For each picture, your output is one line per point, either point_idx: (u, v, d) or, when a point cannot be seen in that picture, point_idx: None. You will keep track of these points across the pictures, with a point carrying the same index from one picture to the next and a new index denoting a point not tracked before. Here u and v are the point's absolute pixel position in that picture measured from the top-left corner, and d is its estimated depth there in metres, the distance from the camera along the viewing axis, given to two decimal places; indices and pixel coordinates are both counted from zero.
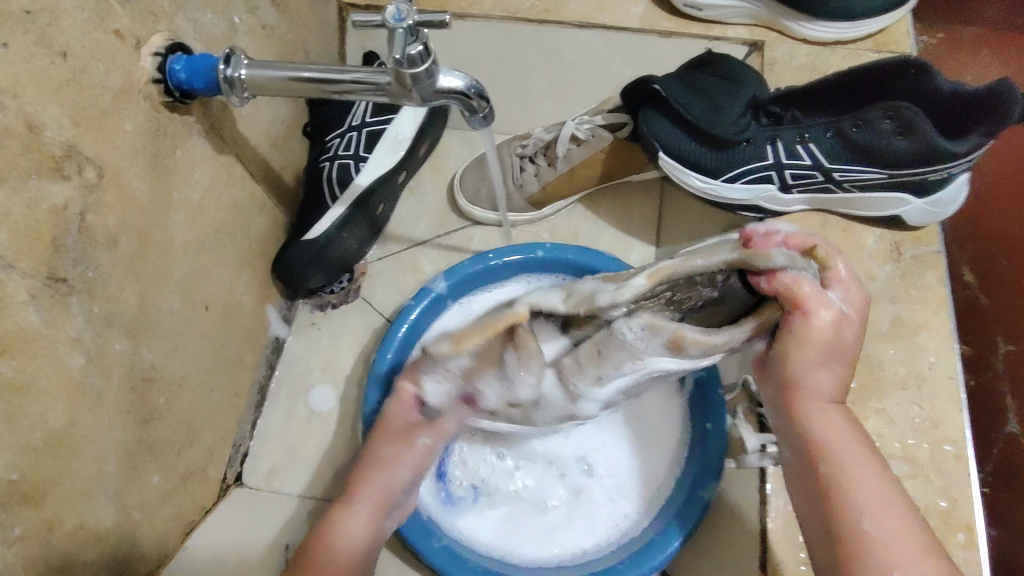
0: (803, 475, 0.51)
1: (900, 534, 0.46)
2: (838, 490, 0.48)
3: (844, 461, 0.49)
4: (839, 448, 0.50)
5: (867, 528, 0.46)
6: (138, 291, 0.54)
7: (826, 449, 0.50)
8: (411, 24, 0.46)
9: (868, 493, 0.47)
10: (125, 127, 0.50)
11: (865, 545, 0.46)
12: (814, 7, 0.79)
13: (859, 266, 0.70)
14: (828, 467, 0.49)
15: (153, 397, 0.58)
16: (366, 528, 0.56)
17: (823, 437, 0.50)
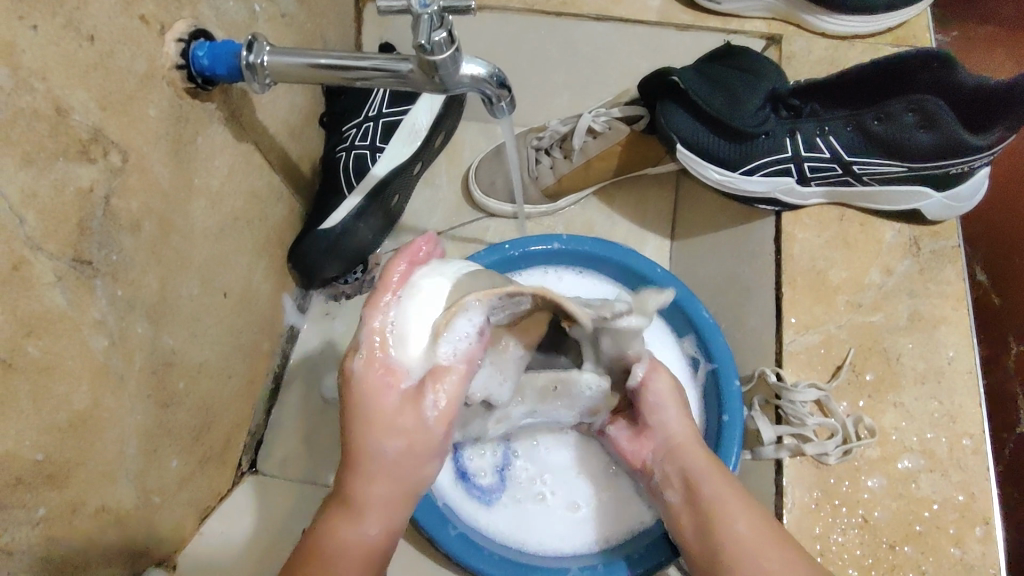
0: (691, 507, 0.57)
1: (763, 545, 0.51)
2: (715, 509, 0.55)
3: (716, 488, 0.56)
4: (714, 479, 0.57)
5: (740, 532, 0.52)
6: (158, 276, 0.55)
7: (699, 482, 0.58)
8: (436, 10, 0.46)
9: (739, 511, 0.53)
10: (149, 112, 0.51)
11: (744, 546, 0.51)
12: (835, 2, 0.78)
13: (877, 260, 0.70)
14: (702, 497, 0.56)
15: (172, 382, 0.59)
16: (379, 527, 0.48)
17: (689, 469, 0.59)
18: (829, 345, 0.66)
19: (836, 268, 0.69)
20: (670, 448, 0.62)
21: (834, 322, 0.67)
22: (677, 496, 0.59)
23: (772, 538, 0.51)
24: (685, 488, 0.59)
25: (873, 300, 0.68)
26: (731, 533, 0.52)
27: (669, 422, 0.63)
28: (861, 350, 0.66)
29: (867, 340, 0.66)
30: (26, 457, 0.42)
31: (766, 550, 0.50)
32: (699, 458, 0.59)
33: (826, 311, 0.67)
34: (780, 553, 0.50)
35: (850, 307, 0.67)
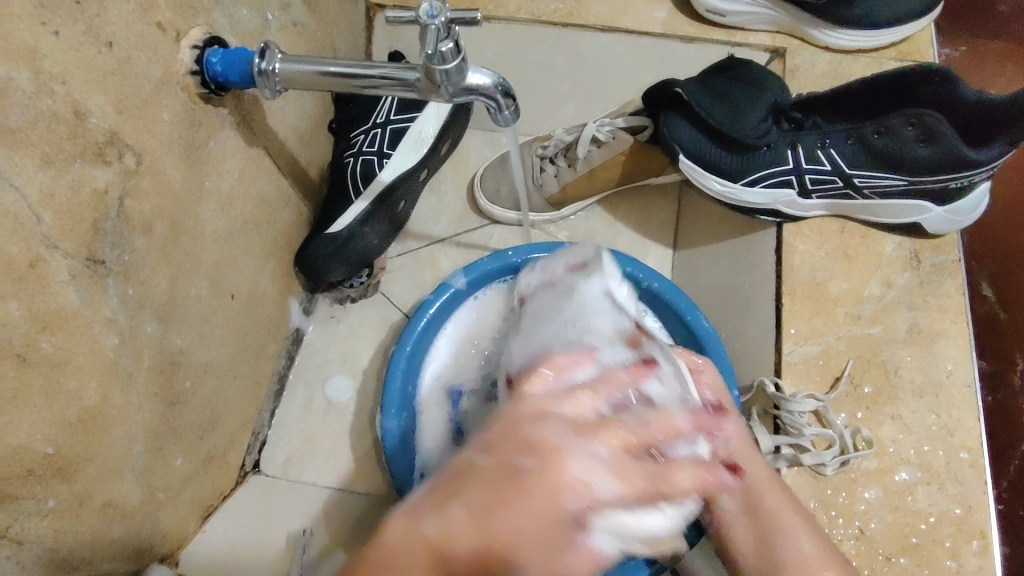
0: (751, 515, 0.58)
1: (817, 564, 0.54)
2: (775, 521, 0.57)
3: (779, 504, 0.57)
4: (772, 493, 0.58)
5: (803, 548, 0.55)
6: (169, 277, 0.56)
7: (763, 494, 0.58)
8: (444, 21, 0.47)
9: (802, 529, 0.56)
10: (162, 117, 0.52)
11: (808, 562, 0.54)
12: (838, 16, 0.79)
13: (876, 273, 0.70)
14: (762, 507, 0.57)
15: (179, 380, 0.60)
16: (467, 541, 0.37)
17: (754, 479, 0.58)
18: (828, 356, 0.66)
19: (836, 281, 0.70)
20: (733, 455, 0.58)
21: (834, 334, 0.67)
22: (734, 505, 0.59)
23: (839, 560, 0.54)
24: (744, 497, 0.58)
25: (872, 312, 0.68)
26: (793, 550, 0.55)
27: (730, 428, 0.59)
28: (860, 363, 0.66)
29: (865, 353, 0.66)
30: (36, 449, 0.43)
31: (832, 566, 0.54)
32: (761, 470, 0.59)
33: (826, 323, 0.68)
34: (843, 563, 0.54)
35: (850, 319, 0.68)
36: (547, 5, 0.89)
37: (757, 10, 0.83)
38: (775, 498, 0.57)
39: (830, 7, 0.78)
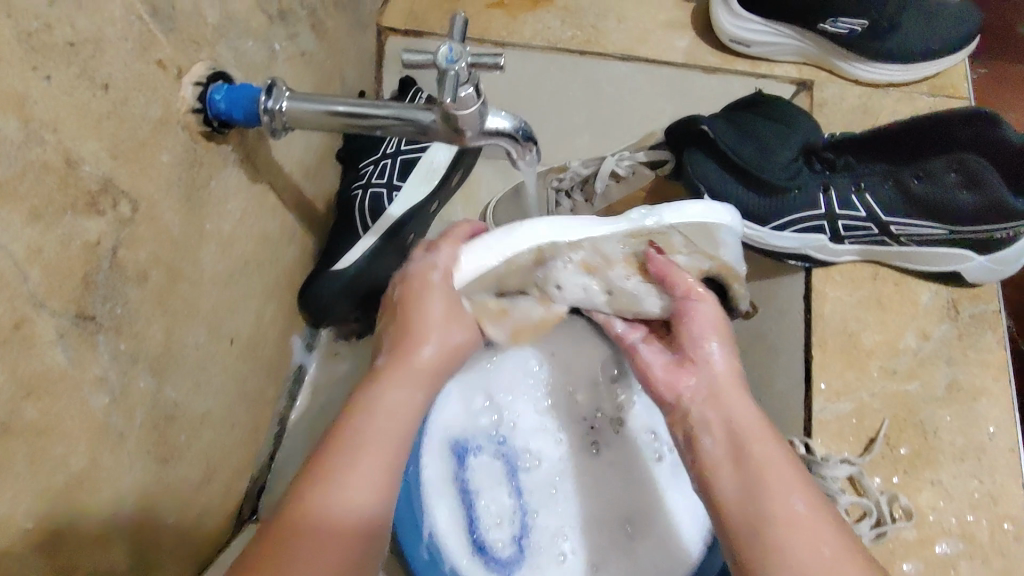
0: (743, 471, 0.45)
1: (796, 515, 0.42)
2: (764, 480, 0.44)
3: (768, 456, 0.46)
4: (763, 444, 0.47)
5: (797, 508, 0.43)
6: (164, 326, 0.53)
7: (756, 444, 0.47)
8: (464, 66, 0.43)
9: (793, 487, 0.44)
10: (161, 159, 0.49)
11: (790, 526, 0.42)
12: (870, 48, 0.76)
13: (912, 324, 0.66)
14: (750, 457, 0.46)
15: (173, 433, 0.56)
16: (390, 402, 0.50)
17: (742, 421, 0.48)
18: (862, 414, 0.63)
19: (869, 331, 0.66)
20: (713, 390, 0.51)
21: (867, 390, 0.64)
22: (718, 448, 0.48)
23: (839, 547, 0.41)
24: (730, 438, 0.48)
25: (908, 366, 0.64)
26: (775, 508, 0.43)
27: (716, 359, 0.53)
28: (896, 422, 0.62)
29: (901, 411, 0.63)
30: (17, 527, 0.40)
31: (822, 540, 0.41)
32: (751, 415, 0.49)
33: (858, 377, 0.64)
34: (833, 544, 0.42)
35: (884, 374, 0.64)
36: (564, 31, 0.87)
37: (784, 41, 0.79)
38: (772, 447, 0.46)
39: (861, 40, 0.75)
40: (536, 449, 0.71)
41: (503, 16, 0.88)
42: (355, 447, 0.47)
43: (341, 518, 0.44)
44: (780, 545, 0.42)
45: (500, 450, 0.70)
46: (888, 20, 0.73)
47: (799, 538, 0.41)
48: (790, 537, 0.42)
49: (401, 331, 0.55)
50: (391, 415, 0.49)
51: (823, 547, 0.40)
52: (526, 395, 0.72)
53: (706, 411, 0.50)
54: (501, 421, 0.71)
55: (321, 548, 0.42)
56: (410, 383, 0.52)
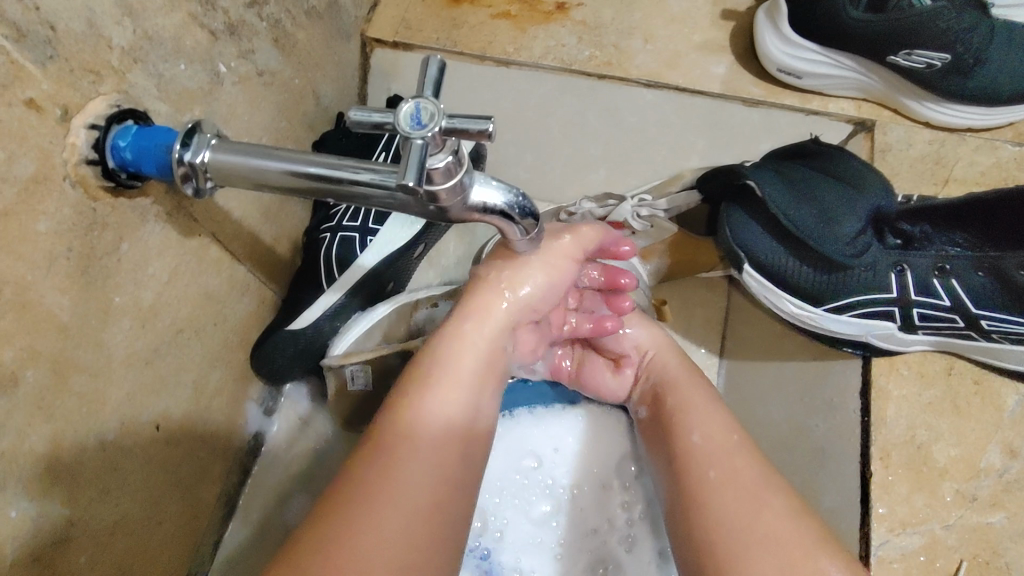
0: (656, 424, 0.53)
1: (694, 440, 0.48)
2: (676, 419, 0.50)
3: (682, 394, 0.52)
4: (685, 387, 0.52)
5: (693, 441, 0.47)
6: (50, 435, 0.41)
7: (675, 389, 0.53)
8: (436, 132, 0.31)
9: (699, 420, 0.49)
10: (38, 228, 0.37)
11: (693, 457, 0.47)
12: (948, 87, 0.64)
13: (995, 436, 0.54)
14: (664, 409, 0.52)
15: (69, 559, 0.44)
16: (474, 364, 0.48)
17: (665, 380, 0.54)
18: (932, 552, 0.50)
19: (943, 444, 0.53)
20: (643, 366, 0.57)
21: (940, 520, 0.51)
22: (648, 412, 0.55)
23: (757, 471, 0.44)
24: (654, 399, 0.55)
25: (991, 493, 0.52)
26: (691, 437, 0.48)
27: (639, 340, 0.58)
28: (975, 565, 0.50)
29: (982, 551, 0.50)
30: None
31: (716, 461, 0.45)
32: (674, 367, 0.55)
33: (928, 504, 0.52)
34: (729, 464, 0.45)
35: (959, 500, 0.52)
36: (580, 51, 0.74)
37: (842, 73, 0.67)
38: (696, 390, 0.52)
39: (940, 77, 0.63)
40: (528, 568, 0.59)
41: (510, 29, 0.75)
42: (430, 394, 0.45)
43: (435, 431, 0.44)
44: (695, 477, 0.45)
45: (482, 568, 0.59)
46: (974, 53, 0.61)
47: (698, 461, 0.46)
48: (694, 467, 0.46)
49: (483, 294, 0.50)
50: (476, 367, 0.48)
51: (710, 469, 0.45)
52: (518, 501, 0.61)
53: (642, 385, 0.57)
54: (485, 531, 0.60)
55: (420, 451, 0.42)
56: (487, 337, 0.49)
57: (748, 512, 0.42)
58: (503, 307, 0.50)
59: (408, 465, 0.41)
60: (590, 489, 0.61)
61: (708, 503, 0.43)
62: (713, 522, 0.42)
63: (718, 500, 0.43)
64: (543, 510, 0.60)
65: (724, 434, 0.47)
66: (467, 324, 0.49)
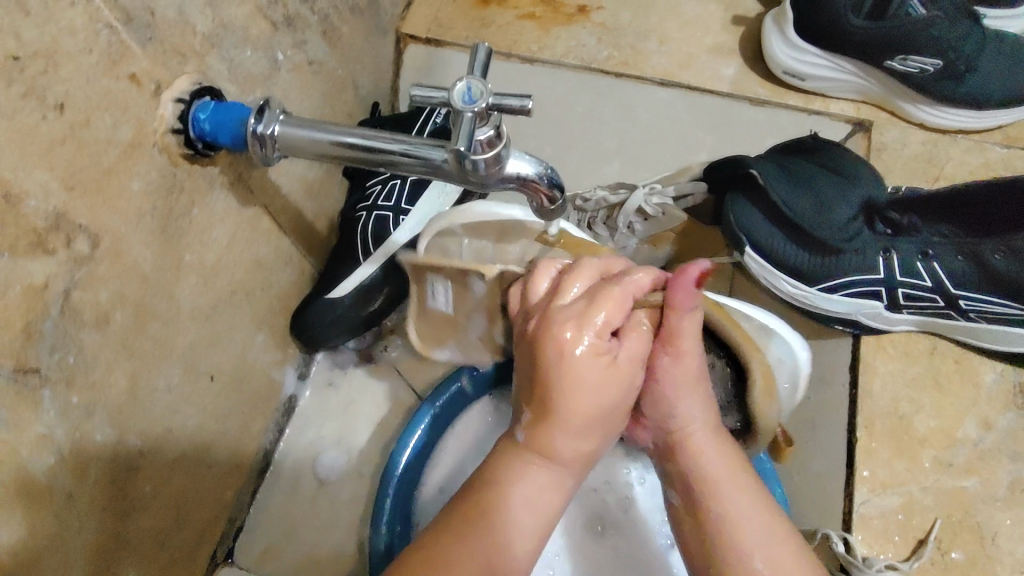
0: (689, 521, 0.44)
1: (751, 563, 0.40)
2: (723, 527, 0.42)
3: (729, 497, 0.42)
4: (730, 489, 0.42)
5: (755, 569, 0.39)
6: (130, 371, 0.47)
7: (721, 495, 0.42)
8: (483, 107, 0.37)
9: (755, 541, 0.40)
10: (131, 187, 0.43)
11: None
12: (941, 91, 0.69)
13: (972, 410, 0.59)
14: (705, 511, 0.42)
15: (136, 487, 0.50)
16: (587, 412, 0.40)
17: (706, 476, 0.43)
18: (910, 511, 0.56)
19: (924, 416, 0.59)
20: (675, 445, 0.46)
21: (918, 483, 0.57)
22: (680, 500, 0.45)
23: None
24: (683, 483, 0.45)
25: (966, 460, 0.58)
26: (756, 561, 0.40)
27: (693, 416, 0.45)
28: (949, 523, 0.56)
29: (958, 512, 0.56)
30: None
31: None
32: (715, 459, 0.44)
33: (908, 469, 0.57)
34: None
35: (937, 466, 0.57)
36: (599, 51, 0.80)
37: (843, 76, 0.72)
38: (751, 501, 0.42)
39: (933, 81, 0.68)
40: None
41: (535, 29, 0.81)
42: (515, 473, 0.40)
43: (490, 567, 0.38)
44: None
45: None
46: (965, 60, 0.66)
47: None
48: None
49: (546, 399, 0.40)
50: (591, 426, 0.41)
51: None
52: None
53: (671, 466, 0.46)
54: None
55: None
56: (565, 468, 0.41)
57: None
58: (577, 433, 0.40)
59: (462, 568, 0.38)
60: (599, 456, 0.66)
61: None
62: None
63: None
64: None
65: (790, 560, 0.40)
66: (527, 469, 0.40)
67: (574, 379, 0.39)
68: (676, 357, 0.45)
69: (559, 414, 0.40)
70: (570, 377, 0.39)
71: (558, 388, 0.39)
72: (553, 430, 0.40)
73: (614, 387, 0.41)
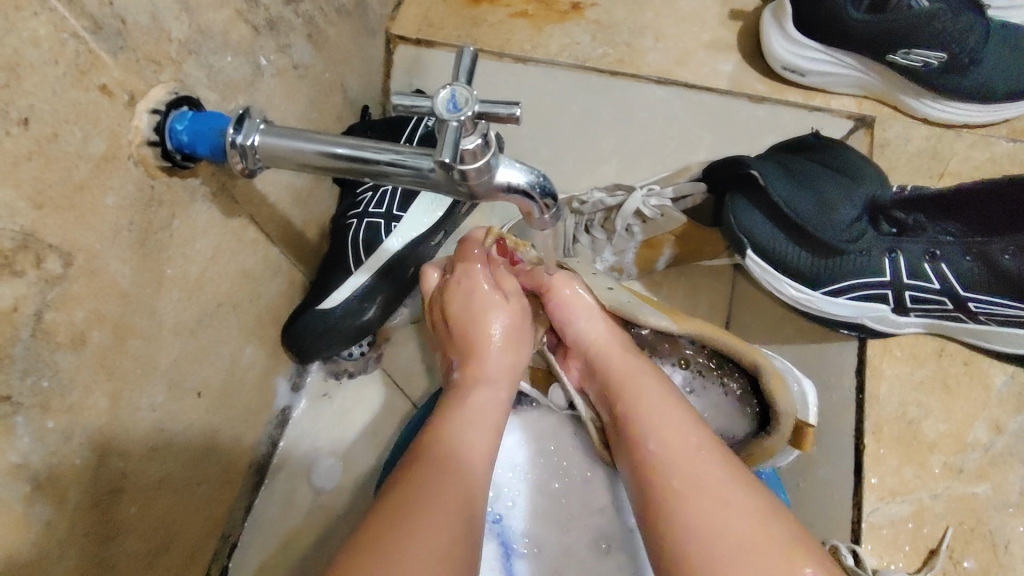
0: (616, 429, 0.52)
1: (657, 444, 0.47)
2: (635, 421, 0.49)
3: (638, 397, 0.51)
4: (639, 390, 0.51)
5: (656, 447, 0.47)
6: (110, 393, 0.45)
7: (626, 392, 0.52)
8: (469, 116, 0.36)
9: (654, 427, 0.48)
10: (106, 202, 0.41)
11: (660, 465, 0.46)
12: (945, 85, 0.67)
13: (982, 413, 0.58)
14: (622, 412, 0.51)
15: (119, 509, 0.48)
16: (502, 362, 0.56)
17: (612, 380, 0.53)
18: (920, 520, 0.55)
19: (933, 420, 0.58)
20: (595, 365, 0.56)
21: (927, 490, 0.56)
22: (606, 412, 0.54)
23: (723, 473, 0.44)
24: (607, 400, 0.54)
25: (977, 465, 0.56)
26: (657, 441, 0.47)
27: (587, 334, 0.57)
28: (960, 531, 0.54)
29: (969, 519, 0.55)
30: None
31: (682, 470, 0.45)
32: (624, 364, 0.54)
33: (918, 475, 0.56)
34: (694, 472, 0.44)
35: (947, 472, 0.56)
36: (594, 49, 0.78)
37: (844, 71, 0.70)
38: (654, 399, 0.50)
39: (937, 76, 0.66)
40: (536, 534, 0.63)
41: (528, 27, 0.79)
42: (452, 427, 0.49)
43: (455, 467, 0.46)
44: (656, 485, 0.45)
45: (495, 532, 0.63)
46: (969, 53, 0.64)
47: (665, 468, 0.45)
48: (667, 474, 0.45)
49: (465, 340, 0.57)
50: (499, 375, 0.55)
51: (680, 476, 0.44)
52: (531, 476, 0.65)
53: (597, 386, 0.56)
54: (498, 500, 0.64)
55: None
56: (495, 382, 0.54)
57: (718, 526, 0.41)
58: (496, 347, 0.56)
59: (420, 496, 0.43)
60: (602, 471, 0.64)
61: (683, 515, 0.42)
62: (688, 525, 0.42)
63: (689, 526, 0.42)
64: (554, 485, 0.64)
65: (695, 441, 0.46)
66: (458, 402, 0.52)
67: (485, 321, 0.56)
68: (558, 298, 0.59)
69: (478, 345, 0.56)
70: (480, 324, 0.56)
71: (474, 324, 0.57)
72: (477, 360, 0.55)
73: (508, 325, 0.57)
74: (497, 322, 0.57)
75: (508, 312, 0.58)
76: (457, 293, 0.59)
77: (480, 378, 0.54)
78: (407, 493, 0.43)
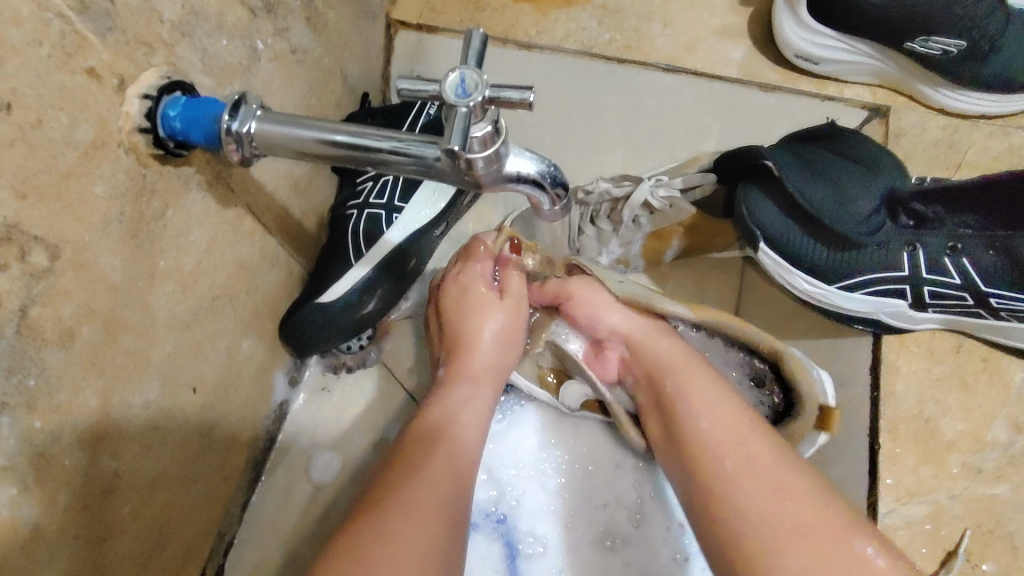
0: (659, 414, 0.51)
1: (704, 427, 0.46)
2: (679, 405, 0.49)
3: (681, 381, 0.50)
4: (683, 374, 0.51)
5: (705, 428, 0.46)
6: (101, 391, 0.43)
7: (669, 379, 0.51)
8: (479, 101, 0.34)
9: (701, 409, 0.47)
10: (94, 191, 0.39)
11: (708, 447, 0.45)
12: (965, 74, 0.65)
13: (1002, 411, 0.57)
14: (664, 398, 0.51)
15: (113, 508, 0.47)
16: (491, 358, 0.55)
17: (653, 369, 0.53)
18: (938, 521, 0.54)
19: (950, 418, 0.57)
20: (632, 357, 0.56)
21: (946, 490, 0.55)
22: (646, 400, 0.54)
23: (772, 450, 0.43)
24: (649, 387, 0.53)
25: (996, 465, 0.56)
26: (704, 424, 0.46)
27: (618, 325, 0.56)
28: (980, 534, 0.54)
29: (986, 522, 0.54)
30: None
31: (730, 450, 0.44)
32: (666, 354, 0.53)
33: (935, 475, 0.56)
34: (743, 453, 0.43)
35: (965, 472, 0.56)
36: (601, 35, 0.76)
37: (859, 59, 0.68)
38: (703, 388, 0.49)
39: (956, 64, 0.64)
40: (541, 532, 0.61)
41: (533, 13, 0.77)
42: (446, 420, 0.49)
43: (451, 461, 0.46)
44: (705, 466, 0.45)
45: (498, 532, 0.61)
46: (990, 42, 0.62)
47: (716, 449, 0.45)
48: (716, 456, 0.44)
49: (455, 339, 0.56)
50: (485, 371, 0.54)
51: (727, 458, 0.44)
52: (535, 474, 0.63)
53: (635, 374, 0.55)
54: (501, 499, 0.62)
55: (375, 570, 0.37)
56: (479, 379, 0.53)
57: (772, 505, 0.40)
58: (488, 343, 0.55)
59: (413, 486, 0.43)
60: (606, 466, 0.63)
61: (738, 496, 0.41)
62: (743, 507, 0.41)
63: (743, 501, 0.41)
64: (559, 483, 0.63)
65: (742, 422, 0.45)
66: (447, 394, 0.52)
67: (479, 319, 0.55)
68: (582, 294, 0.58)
69: (465, 342, 0.55)
70: (475, 322, 0.55)
71: (467, 320, 0.56)
72: (464, 356, 0.54)
73: (504, 321, 0.56)
74: (489, 322, 0.55)
75: (502, 311, 0.56)
76: (453, 291, 0.57)
77: (470, 374, 0.53)
78: (403, 482, 0.43)
